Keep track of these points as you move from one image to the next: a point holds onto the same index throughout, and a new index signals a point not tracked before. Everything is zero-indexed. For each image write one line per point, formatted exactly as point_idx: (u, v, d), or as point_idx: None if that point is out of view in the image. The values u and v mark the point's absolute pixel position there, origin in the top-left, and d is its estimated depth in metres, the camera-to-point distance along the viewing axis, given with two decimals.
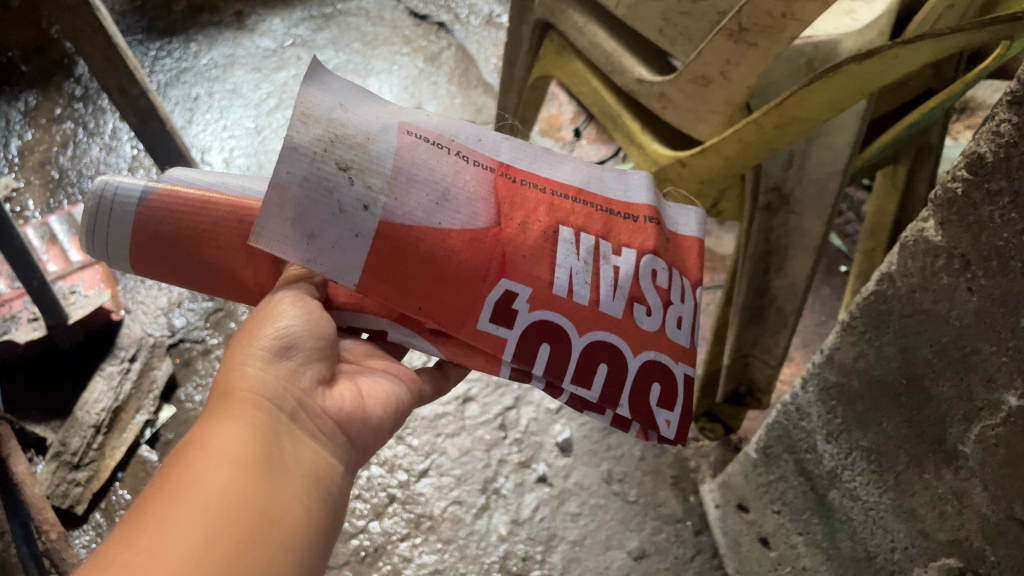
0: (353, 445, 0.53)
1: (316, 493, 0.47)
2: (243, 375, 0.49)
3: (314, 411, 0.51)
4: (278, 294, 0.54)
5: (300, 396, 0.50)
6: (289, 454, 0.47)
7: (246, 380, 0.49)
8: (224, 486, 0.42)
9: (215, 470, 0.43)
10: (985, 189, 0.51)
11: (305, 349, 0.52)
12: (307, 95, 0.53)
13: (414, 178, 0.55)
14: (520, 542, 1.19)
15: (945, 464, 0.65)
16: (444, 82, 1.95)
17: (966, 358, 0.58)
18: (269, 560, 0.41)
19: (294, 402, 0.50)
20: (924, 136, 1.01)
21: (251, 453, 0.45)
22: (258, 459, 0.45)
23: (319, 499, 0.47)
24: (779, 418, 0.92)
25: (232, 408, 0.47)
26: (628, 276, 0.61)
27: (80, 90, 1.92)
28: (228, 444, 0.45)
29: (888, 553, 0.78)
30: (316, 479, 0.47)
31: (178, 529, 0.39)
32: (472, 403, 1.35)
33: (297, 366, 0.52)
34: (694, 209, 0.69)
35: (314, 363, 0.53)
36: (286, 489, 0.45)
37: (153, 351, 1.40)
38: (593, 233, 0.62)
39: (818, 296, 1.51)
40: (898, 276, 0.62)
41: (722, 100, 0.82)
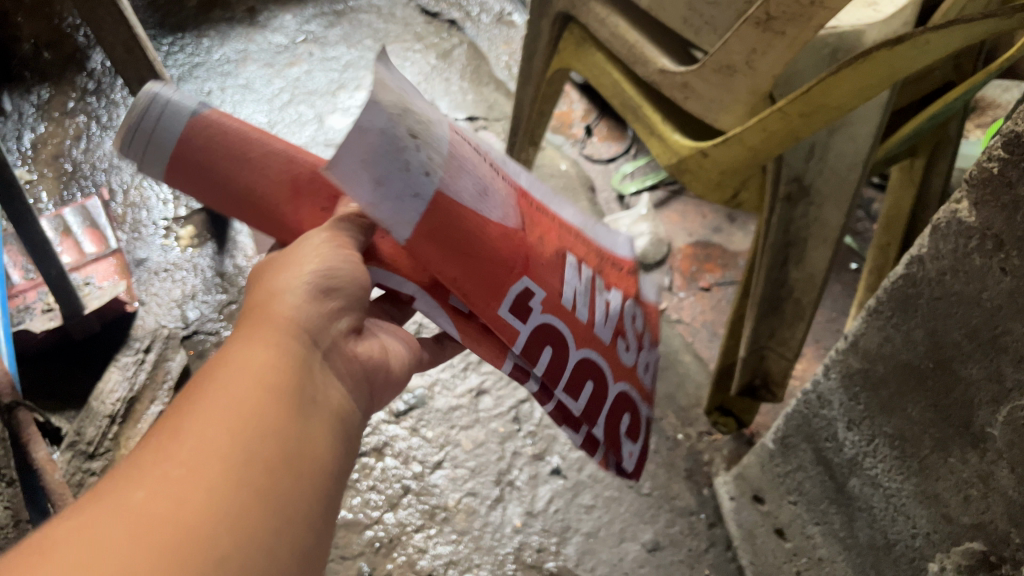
0: (369, 389, 0.50)
1: (342, 434, 0.44)
2: (283, 301, 0.45)
3: (346, 354, 0.48)
4: (315, 230, 0.49)
5: (336, 338, 0.47)
6: (322, 392, 0.43)
7: (285, 306, 0.45)
8: (252, 406, 0.39)
9: (243, 386, 0.40)
10: (1022, 168, 0.53)
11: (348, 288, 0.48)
12: (380, 61, 0.50)
13: (463, 166, 0.55)
14: (535, 534, 1.19)
15: (972, 447, 0.66)
16: (456, 79, 1.96)
17: (997, 339, 0.59)
18: (302, 497, 0.38)
19: (329, 339, 0.46)
20: (942, 130, 1.02)
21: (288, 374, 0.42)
22: (295, 391, 0.41)
23: (343, 440, 0.43)
24: (798, 407, 0.92)
25: (267, 334, 0.43)
26: (612, 312, 0.71)
27: (92, 84, 1.93)
28: (268, 371, 0.41)
29: (910, 539, 0.78)
30: (342, 419, 0.44)
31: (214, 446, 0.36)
32: (485, 395, 1.36)
33: (338, 303, 0.48)
34: (627, 236, 0.83)
35: (350, 302, 0.49)
36: (319, 425, 0.41)
37: (167, 342, 1.39)
38: (588, 266, 0.69)
39: (829, 293, 1.51)
40: (929, 260, 0.64)
41: (746, 89, 0.84)
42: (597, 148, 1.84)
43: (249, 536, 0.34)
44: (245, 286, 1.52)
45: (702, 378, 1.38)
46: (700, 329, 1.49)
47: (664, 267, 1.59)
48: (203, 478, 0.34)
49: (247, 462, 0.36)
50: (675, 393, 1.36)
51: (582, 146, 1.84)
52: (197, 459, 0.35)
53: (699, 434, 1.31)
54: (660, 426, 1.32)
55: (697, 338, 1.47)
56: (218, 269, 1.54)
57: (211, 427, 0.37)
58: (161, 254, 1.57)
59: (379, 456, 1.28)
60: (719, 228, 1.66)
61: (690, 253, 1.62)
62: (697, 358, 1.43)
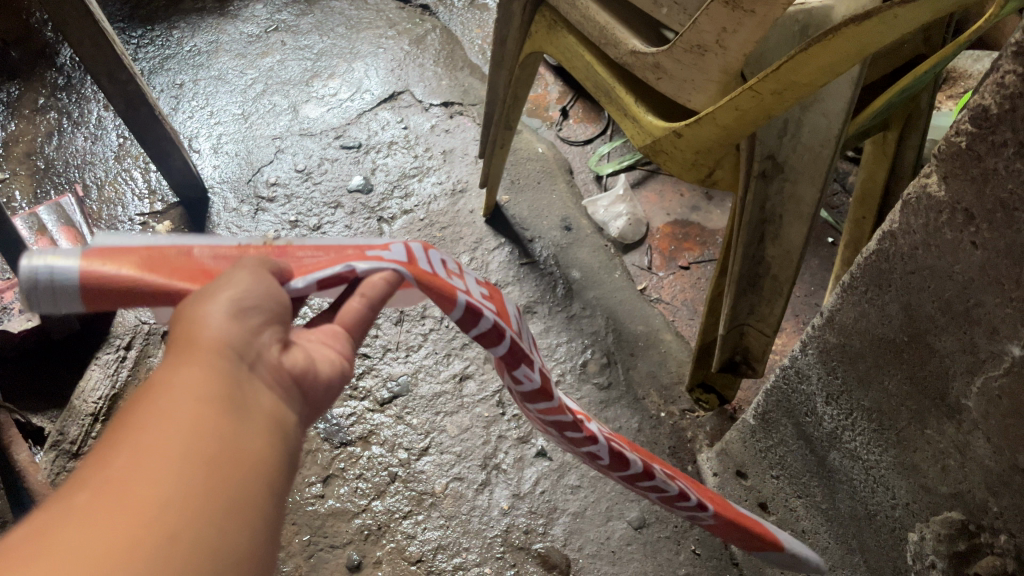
0: (308, 396, 0.47)
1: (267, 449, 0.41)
2: (208, 320, 0.44)
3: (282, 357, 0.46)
4: (230, 277, 0.48)
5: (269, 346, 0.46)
6: (259, 397, 0.43)
7: (209, 325, 0.44)
8: (166, 435, 0.37)
9: (180, 402, 0.39)
10: (990, 141, 0.54)
11: (267, 310, 0.47)
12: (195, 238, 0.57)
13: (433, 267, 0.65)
14: (522, 516, 1.20)
15: (947, 418, 0.67)
16: (430, 64, 1.95)
17: (970, 311, 0.60)
18: (221, 528, 0.36)
19: (256, 352, 0.44)
20: (913, 103, 1.02)
21: (226, 388, 0.41)
22: (217, 425, 0.39)
23: (287, 445, 0.43)
24: (777, 383, 0.94)
25: (194, 351, 0.42)
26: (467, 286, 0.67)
27: (62, 80, 1.90)
28: (181, 399, 0.39)
29: (889, 509, 0.80)
30: (269, 434, 0.42)
31: (148, 459, 0.36)
32: (469, 380, 1.37)
33: (261, 324, 0.46)
34: None
35: (272, 328, 0.47)
36: (240, 442, 0.40)
37: (149, 338, 1.40)
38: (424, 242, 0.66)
39: (807, 268, 1.53)
40: (901, 234, 0.65)
41: (718, 68, 0.85)
42: (573, 130, 1.84)
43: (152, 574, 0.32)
44: None
45: (683, 356, 1.39)
46: (680, 308, 1.49)
47: (643, 248, 1.60)
48: (139, 485, 0.35)
49: (190, 460, 0.37)
50: (657, 371, 1.37)
51: (558, 128, 1.84)
52: (101, 507, 0.33)
53: (681, 412, 1.32)
54: (643, 405, 1.33)
55: (677, 317, 1.48)
56: None
57: (118, 478, 0.35)
58: None
59: (366, 445, 1.28)
60: (696, 206, 1.67)
61: (669, 233, 1.62)
62: (678, 335, 1.44)
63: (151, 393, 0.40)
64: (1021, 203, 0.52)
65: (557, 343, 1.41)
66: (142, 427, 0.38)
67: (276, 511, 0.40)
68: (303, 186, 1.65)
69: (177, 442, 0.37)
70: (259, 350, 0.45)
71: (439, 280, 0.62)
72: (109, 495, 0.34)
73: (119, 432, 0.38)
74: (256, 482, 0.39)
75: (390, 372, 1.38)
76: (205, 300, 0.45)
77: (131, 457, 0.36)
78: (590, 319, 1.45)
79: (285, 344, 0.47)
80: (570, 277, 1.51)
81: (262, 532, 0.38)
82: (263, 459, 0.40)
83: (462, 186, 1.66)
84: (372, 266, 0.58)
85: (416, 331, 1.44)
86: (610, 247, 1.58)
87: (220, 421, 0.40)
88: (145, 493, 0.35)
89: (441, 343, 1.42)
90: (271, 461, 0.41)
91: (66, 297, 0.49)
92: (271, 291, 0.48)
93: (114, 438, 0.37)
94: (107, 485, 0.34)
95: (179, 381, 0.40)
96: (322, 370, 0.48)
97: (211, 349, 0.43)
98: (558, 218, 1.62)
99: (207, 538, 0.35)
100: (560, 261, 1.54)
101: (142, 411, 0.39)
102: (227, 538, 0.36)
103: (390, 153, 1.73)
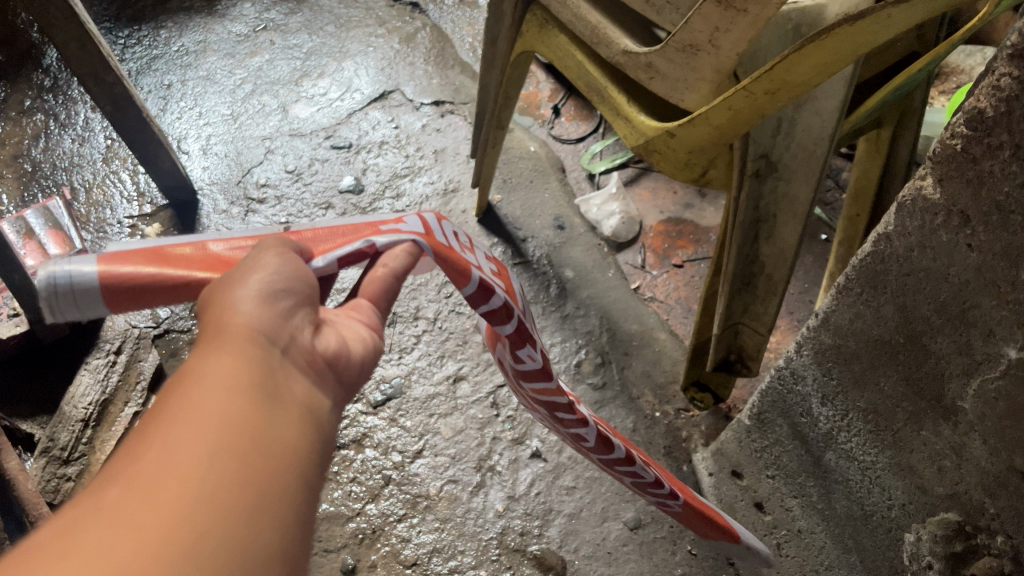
0: (335, 387, 0.49)
1: (301, 440, 0.42)
2: (236, 311, 0.45)
3: (305, 349, 0.47)
4: (260, 262, 0.49)
5: (292, 336, 0.46)
6: (284, 388, 0.44)
7: (238, 316, 0.45)
8: (199, 426, 0.38)
9: (207, 398, 0.40)
10: (985, 144, 0.53)
11: (293, 298, 0.48)
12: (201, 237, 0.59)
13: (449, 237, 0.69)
14: (517, 518, 1.19)
15: (943, 419, 0.67)
16: (421, 62, 1.94)
17: (965, 313, 0.60)
18: (254, 516, 0.37)
19: (284, 342, 0.45)
20: (907, 99, 1.01)
21: (252, 380, 0.42)
22: (247, 414, 0.40)
23: (315, 434, 0.44)
24: (772, 383, 0.93)
25: (222, 343, 0.43)
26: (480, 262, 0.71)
27: (49, 81, 1.88)
28: (211, 390, 0.40)
29: (886, 510, 0.79)
30: (300, 424, 0.43)
31: (177, 454, 0.36)
32: (463, 382, 1.36)
33: (288, 312, 0.47)
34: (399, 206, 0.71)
35: (299, 317, 0.48)
36: (271, 433, 0.40)
37: (139, 342, 1.36)
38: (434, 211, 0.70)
39: (801, 264, 1.52)
40: (896, 236, 0.65)
41: (710, 68, 0.84)
42: (565, 128, 1.83)
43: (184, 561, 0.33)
44: None
45: (678, 355, 1.39)
46: (674, 307, 1.49)
47: (637, 246, 1.59)
48: (169, 477, 0.35)
49: (218, 453, 0.37)
50: (652, 370, 1.37)
51: (550, 127, 1.83)
52: (135, 495, 0.34)
53: (676, 411, 1.31)
54: (638, 404, 1.32)
55: (671, 315, 1.47)
56: None
57: (153, 466, 0.36)
58: None
59: (359, 448, 1.27)
60: (689, 204, 1.66)
61: (662, 230, 1.62)
62: (672, 334, 1.43)
63: (178, 387, 0.40)
64: (1018, 206, 0.52)
65: (551, 343, 1.40)
66: (171, 423, 0.38)
67: (308, 500, 0.40)
68: (293, 186, 1.64)
69: (205, 436, 0.38)
70: (282, 342, 0.46)
71: (454, 255, 0.66)
72: (143, 483, 0.35)
73: (147, 429, 0.38)
74: (284, 475, 0.40)
75: (383, 374, 1.37)
76: (230, 294, 0.46)
77: (161, 453, 0.36)
78: (584, 319, 1.44)
79: (312, 332, 0.49)
80: (563, 277, 1.50)
81: (296, 521, 0.39)
82: (291, 450, 0.41)
83: (454, 185, 1.65)
84: (391, 240, 0.62)
85: (409, 332, 1.43)
86: (603, 246, 1.57)
87: (247, 415, 0.40)
88: (172, 489, 0.35)
89: (434, 344, 1.41)
90: (303, 452, 0.42)
91: (85, 298, 0.52)
92: (299, 274, 0.50)
93: (144, 433, 0.38)
94: (138, 478, 0.35)
95: (210, 373, 0.41)
96: (345, 360, 0.50)
97: (240, 339, 0.44)
98: (551, 217, 1.61)
99: (236, 531, 0.35)
100: (553, 260, 1.53)
101: (170, 406, 0.39)
102: (261, 529, 0.37)
103: (381, 152, 1.72)
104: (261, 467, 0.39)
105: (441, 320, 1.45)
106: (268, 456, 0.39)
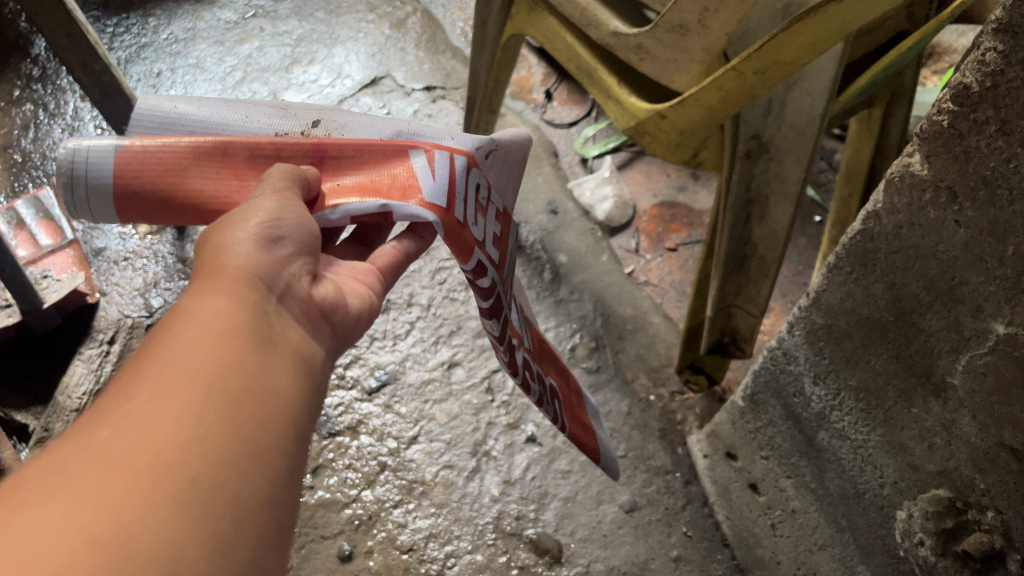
0: (324, 336, 0.52)
1: (294, 389, 0.44)
2: (234, 253, 0.47)
3: (299, 297, 0.50)
4: (260, 201, 0.52)
5: (287, 284, 0.49)
6: (276, 332, 0.46)
7: (236, 258, 0.47)
8: (194, 366, 0.40)
9: (202, 339, 0.42)
10: (971, 119, 0.53)
11: (292, 244, 0.51)
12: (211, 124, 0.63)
13: (467, 198, 0.66)
14: (513, 502, 1.20)
15: (933, 396, 0.67)
16: (412, 48, 1.93)
17: (954, 290, 0.60)
18: (246, 460, 0.39)
19: (278, 288, 0.48)
20: (898, 79, 1.01)
21: (246, 324, 0.44)
22: (241, 356, 0.42)
23: (305, 377, 0.46)
24: (765, 363, 0.93)
25: (220, 283, 0.46)
26: (488, 231, 0.70)
27: (37, 71, 1.87)
28: (208, 330, 0.42)
29: (878, 488, 0.79)
30: (294, 370, 0.45)
31: (171, 394, 0.38)
32: (458, 367, 1.36)
33: (283, 258, 0.50)
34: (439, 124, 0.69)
35: (293, 263, 0.51)
36: (264, 375, 0.43)
37: (132, 332, 1.40)
38: (464, 154, 0.67)
39: (794, 246, 1.52)
40: (885, 214, 0.65)
41: (700, 49, 0.84)
42: (557, 113, 1.83)
43: (174, 506, 0.34)
44: None
45: (672, 338, 1.39)
46: (668, 290, 1.49)
47: (631, 230, 1.59)
48: (163, 420, 0.37)
49: (210, 394, 0.39)
50: (645, 354, 1.37)
51: (543, 111, 1.83)
52: (127, 436, 0.36)
53: (670, 394, 1.32)
54: (633, 387, 1.32)
55: (665, 299, 1.47)
56: (179, 256, 1.55)
57: (148, 405, 0.38)
58: (119, 242, 1.57)
59: (354, 435, 1.27)
60: (682, 187, 1.66)
61: (656, 214, 1.62)
62: (666, 318, 1.43)
63: (175, 325, 0.43)
64: (1005, 181, 0.52)
65: (545, 328, 1.40)
66: (166, 361, 0.40)
67: (299, 447, 0.43)
68: None
69: (198, 377, 0.40)
70: (278, 288, 0.48)
71: (463, 232, 0.64)
72: (137, 424, 0.37)
73: (144, 368, 0.40)
74: (275, 420, 0.42)
75: (377, 361, 1.37)
76: (228, 235, 0.49)
77: (154, 392, 0.38)
78: (578, 303, 1.44)
79: (308, 278, 0.52)
80: (557, 262, 1.50)
81: (287, 467, 0.41)
82: (283, 396, 0.43)
83: None
84: (412, 212, 0.61)
85: (403, 319, 1.43)
86: (597, 230, 1.57)
87: (240, 359, 0.42)
88: (161, 429, 0.37)
89: (428, 330, 1.41)
90: (296, 396, 0.44)
91: (100, 204, 0.58)
92: (304, 220, 0.53)
93: (141, 369, 0.40)
94: (131, 420, 0.37)
95: (207, 313, 0.43)
96: (337, 310, 0.54)
97: (237, 281, 0.46)
98: (545, 201, 1.61)
99: (226, 473, 0.37)
100: (547, 245, 1.53)
101: (166, 345, 0.41)
102: (253, 475, 0.39)
103: None
104: (255, 410, 0.41)
105: (435, 306, 1.45)
106: (261, 401, 0.41)
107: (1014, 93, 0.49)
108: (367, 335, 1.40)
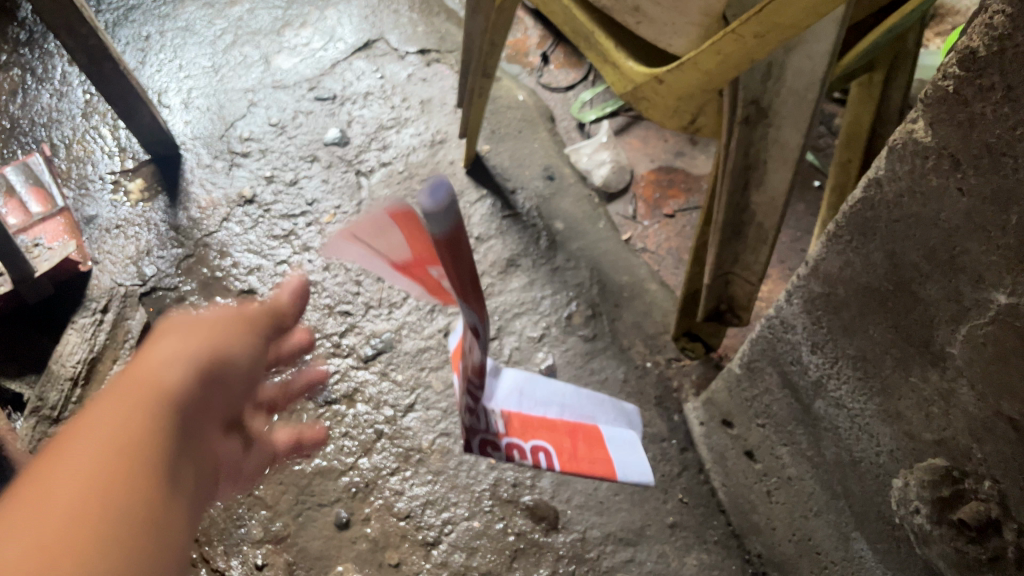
0: (216, 476, 0.52)
1: (188, 508, 0.46)
2: (159, 372, 0.50)
3: (209, 429, 0.52)
4: (174, 325, 0.55)
5: (201, 428, 0.51)
6: (183, 463, 0.47)
7: (160, 375, 0.50)
8: (92, 475, 0.42)
9: (98, 451, 0.43)
10: (977, 85, 0.51)
11: (218, 394, 0.54)
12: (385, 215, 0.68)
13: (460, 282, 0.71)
14: (509, 470, 1.19)
15: (931, 365, 0.66)
16: (405, 10, 1.90)
17: (955, 259, 0.59)
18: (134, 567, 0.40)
19: (191, 410, 0.50)
20: (900, 43, 0.99)
21: (152, 440, 0.46)
22: (138, 470, 0.44)
23: (199, 512, 0.47)
24: (763, 332, 0.92)
25: (130, 394, 0.48)
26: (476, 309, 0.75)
27: (25, 35, 1.85)
28: (106, 441, 0.44)
29: (874, 456, 0.78)
30: (191, 499, 0.46)
31: (65, 502, 0.40)
32: (454, 335, 1.36)
33: (205, 399, 0.52)
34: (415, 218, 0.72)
35: (211, 418, 0.53)
36: (166, 491, 0.44)
37: (126, 301, 1.39)
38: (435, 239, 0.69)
39: (793, 212, 1.51)
40: (886, 181, 0.63)
41: (699, 11, 0.82)
42: (553, 76, 1.80)
43: None
44: (201, 239, 1.51)
45: (669, 305, 1.38)
46: (665, 257, 1.48)
47: (628, 196, 1.57)
48: (56, 529, 0.38)
49: (104, 500, 0.41)
50: (642, 322, 1.36)
51: (539, 74, 1.80)
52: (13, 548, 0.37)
53: (667, 361, 1.31)
54: (629, 355, 1.32)
55: (662, 266, 1.47)
56: (172, 223, 1.53)
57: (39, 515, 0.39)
58: (111, 210, 1.56)
59: (351, 403, 1.28)
60: (680, 152, 1.65)
61: (653, 180, 1.60)
62: (663, 285, 1.42)
63: (73, 433, 0.44)
64: (1009, 148, 0.51)
65: (541, 296, 1.39)
66: (63, 472, 0.42)
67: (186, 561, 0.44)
68: (277, 140, 1.67)
69: (94, 486, 0.41)
70: (194, 417, 0.50)
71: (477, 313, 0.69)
72: (27, 533, 0.38)
73: (39, 477, 0.41)
74: (169, 529, 0.43)
75: (373, 330, 1.37)
76: (151, 355, 0.51)
77: (48, 506, 0.39)
78: (574, 271, 1.43)
79: (217, 438, 0.54)
80: (553, 229, 1.49)
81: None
82: (178, 511, 0.44)
83: (441, 137, 1.66)
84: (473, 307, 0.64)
85: (399, 287, 1.42)
86: (594, 196, 1.56)
87: (142, 474, 0.44)
88: (61, 523, 0.39)
89: (424, 299, 1.41)
90: (190, 523, 0.45)
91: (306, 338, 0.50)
92: (231, 355, 0.55)
93: (34, 478, 0.41)
94: (18, 530, 0.38)
95: (114, 427, 0.45)
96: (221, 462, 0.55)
97: (154, 398, 0.48)
98: (540, 167, 1.59)
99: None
100: (543, 212, 1.52)
101: (63, 455, 0.43)
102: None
103: (366, 104, 1.72)
104: (153, 516, 0.42)
105: None
106: (154, 502, 0.43)
107: (1021, 58, 0.48)
108: (363, 304, 1.41)
